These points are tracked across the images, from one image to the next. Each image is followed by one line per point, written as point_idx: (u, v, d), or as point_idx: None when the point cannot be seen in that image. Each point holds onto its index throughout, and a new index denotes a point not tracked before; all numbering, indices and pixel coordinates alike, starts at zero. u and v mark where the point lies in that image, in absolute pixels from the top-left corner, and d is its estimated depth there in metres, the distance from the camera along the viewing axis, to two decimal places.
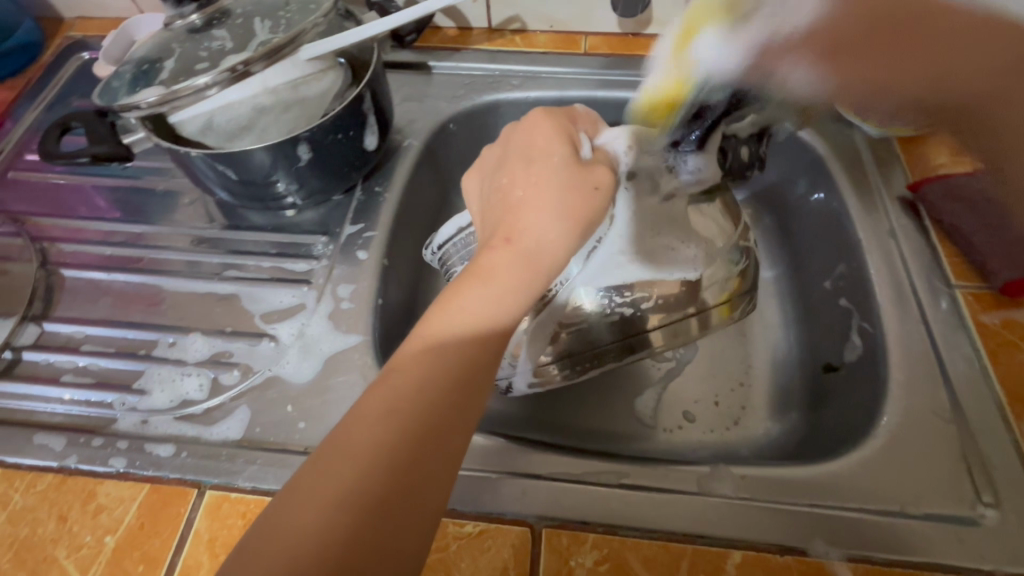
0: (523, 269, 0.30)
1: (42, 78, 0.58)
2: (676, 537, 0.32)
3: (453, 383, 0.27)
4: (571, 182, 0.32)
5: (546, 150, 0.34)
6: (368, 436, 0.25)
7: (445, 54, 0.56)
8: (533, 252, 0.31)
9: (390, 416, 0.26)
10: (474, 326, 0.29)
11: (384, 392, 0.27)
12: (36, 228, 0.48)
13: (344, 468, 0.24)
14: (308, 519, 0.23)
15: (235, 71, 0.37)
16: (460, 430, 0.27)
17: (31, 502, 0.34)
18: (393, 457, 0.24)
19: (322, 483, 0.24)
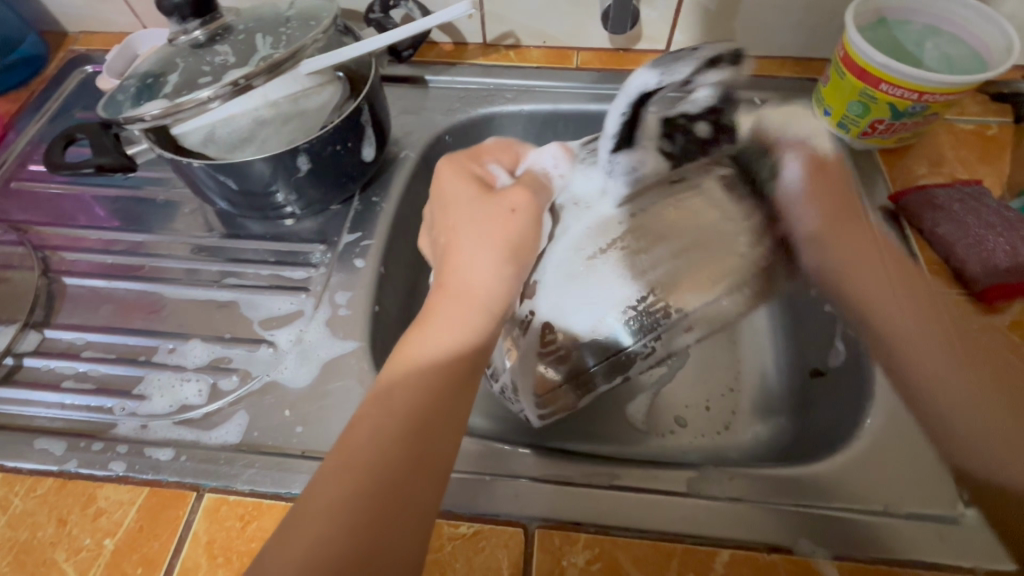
0: (466, 310, 0.32)
1: (45, 91, 0.59)
2: (665, 537, 0.33)
3: (410, 427, 0.28)
4: (482, 223, 0.34)
5: (455, 195, 0.37)
6: (332, 497, 0.26)
7: (441, 68, 0.58)
8: (462, 290, 0.32)
9: (348, 474, 0.27)
10: (429, 352, 0.31)
11: (342, 450, 0.28)
12: (37, 237, 0.49)
13: (310, 533, 0.25)
14: None
15: (237, 85, 0.39)
16: (426, 471, 0.28)
17: (32, 505, 0.35)
18: (357, 517, 0.26)
19: (293, 547, 0.25)
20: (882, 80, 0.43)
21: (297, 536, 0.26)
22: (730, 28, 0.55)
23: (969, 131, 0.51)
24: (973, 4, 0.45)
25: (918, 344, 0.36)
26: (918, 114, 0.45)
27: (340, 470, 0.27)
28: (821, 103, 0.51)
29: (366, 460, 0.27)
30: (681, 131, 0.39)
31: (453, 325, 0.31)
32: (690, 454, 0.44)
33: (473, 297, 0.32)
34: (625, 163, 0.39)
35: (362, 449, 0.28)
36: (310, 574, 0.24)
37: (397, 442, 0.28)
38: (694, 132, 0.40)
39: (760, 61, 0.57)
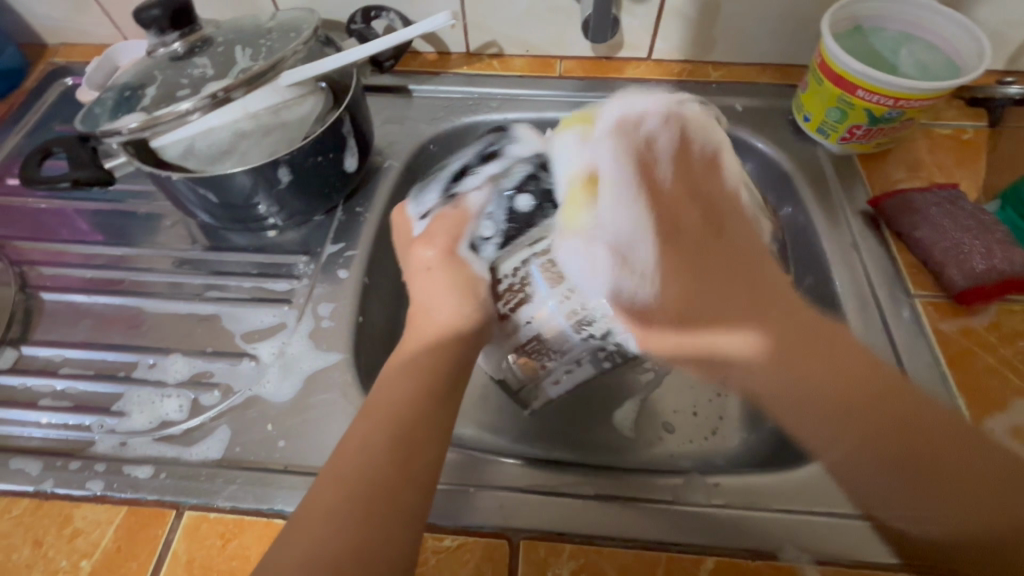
0: (436, 348, 0.34)
1: (24, 103, 0.59)
2: (651, 546, 0.33)
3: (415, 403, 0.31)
4: (438, 286, 0.36)
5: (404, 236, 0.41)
6: (348, 470, 0.28)
7: (425, 77, 0.58)
8: (423, 334, 0.35)
9: (365, 448, 0.29)
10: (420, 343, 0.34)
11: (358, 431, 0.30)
12: (15, 252, 0.48)
13: (320, 514, 0.27)
14: (301, 553, 0.25)
15: (216, 97, 0.39)
16: (432, 439, 0.30)
17: (6, 527, 0.34)
18: (372, 482, 0.28)
19: (312, 520, 0.27)
20: (860, 87, 0.44)
21: (314, 513, 0.27)
22: (710, 36, 0.56)
23: (946, 135, 0.51)
24: (954, 16, 0.46)
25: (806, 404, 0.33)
26: (894, 120, 0.46)
27: (330, 497, 0.27)
28: (800, 108, 0.51)
29: (376, 437, 0.29)
30: (501, 209, 0.38)
31: (423, 359, 0.33)
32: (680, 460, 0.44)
33: (439, 336, 0.34)
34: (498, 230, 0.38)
35: (350, 472, 0.28)
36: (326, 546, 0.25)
37: (383, 462, 0.28)
38: (514, 209, 0.38)
39: (742, 68, 0.57)
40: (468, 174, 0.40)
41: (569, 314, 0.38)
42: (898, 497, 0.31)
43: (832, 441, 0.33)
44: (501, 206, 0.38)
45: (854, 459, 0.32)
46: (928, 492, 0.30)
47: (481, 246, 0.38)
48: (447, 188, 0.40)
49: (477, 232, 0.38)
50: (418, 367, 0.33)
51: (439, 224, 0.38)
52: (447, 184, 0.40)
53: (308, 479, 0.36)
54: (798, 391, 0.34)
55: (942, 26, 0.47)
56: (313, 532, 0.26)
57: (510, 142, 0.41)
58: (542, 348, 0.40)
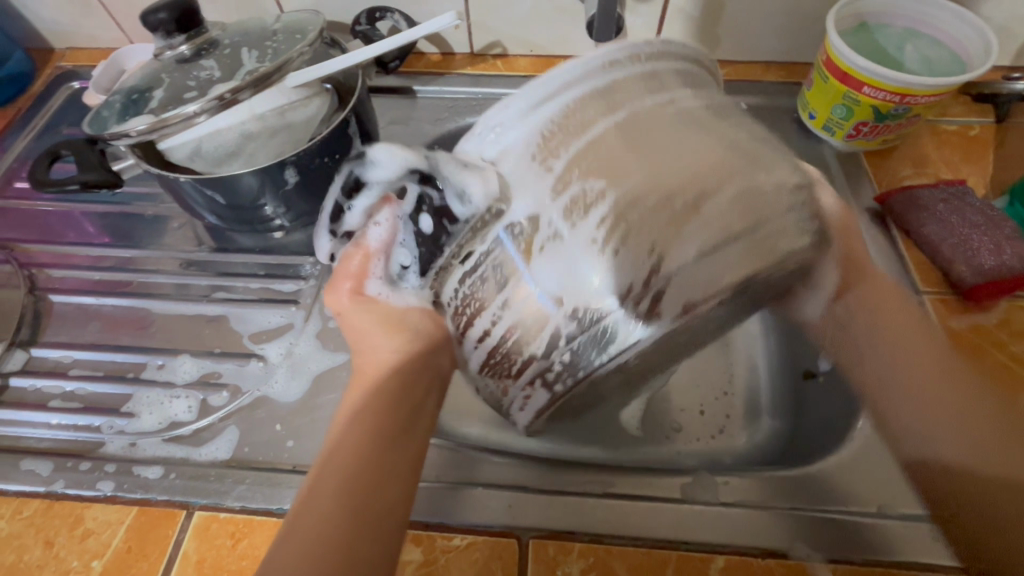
0: (386, 379, 0.33)
1: (32, 107, 0.59)
2: (661, 544, 0.33)
3: (381, 421, 0.31)
4: (372, 323, 0.36)
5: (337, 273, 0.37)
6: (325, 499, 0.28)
7: (429, 78, 0.58)
8: (368, 374, 0.34)
9: (336, 473, 0.29)
10: (366, 385, 0.33)
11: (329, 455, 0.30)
12: (24, 254, 0.49)
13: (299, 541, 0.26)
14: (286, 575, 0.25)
15: (222, 99, 0.39)
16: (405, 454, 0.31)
17: (18, 528, 0.34)
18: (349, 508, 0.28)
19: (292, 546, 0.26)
20: (866, 84, 0.44)
21: (294, 535, 0.27)
22: (714, 34, 0.56)
23: (952, 131, 0.51)
24: (961, 14, 0.46)
25: (937, 400, 0.34)
26: (901, 116, 0.46)
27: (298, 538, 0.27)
28: (806, 106, 0.51)
29: (346, 459, 0.29)
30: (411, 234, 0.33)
31: (377, 389, 0.33)
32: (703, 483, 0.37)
33: (380, 375, 0.34)
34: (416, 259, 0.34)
35: (328, 494, 0.28)
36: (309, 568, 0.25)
37: (357, 482, 0.28)
38: (421, 230, 0.33)
39: (746, 66, 0.57)
40: (346, 211, 0.34)
41: (532, 309, 0.28)
42: (958, 451, 0.33)
43: (932, 410, 0.34)
44: (408, 230, 0.34)
45: (969, 435, 0.33)
46: (989, 451, 0.32)
47: (404, 280, 0.35)
48: (340, 227, 0.36)
49: (396, 263, 0.35)
50: (369, 398, 0.32)
51: (360, 267, 0.36)
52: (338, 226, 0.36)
53: None
54: (932, 396, 0.34)
55: (948, 24, 0.47)
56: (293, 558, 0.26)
57: (363, 166, 0.31)
58: (502, 364, 0.30)
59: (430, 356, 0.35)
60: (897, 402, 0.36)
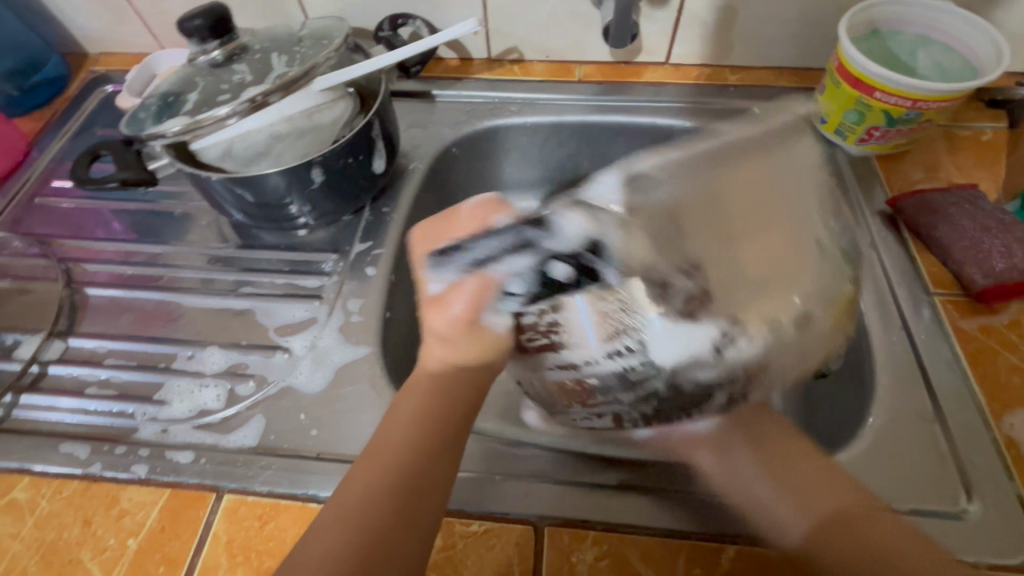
0: (441, 398, 0.35)
1: (67, 110, 0.61)
2: (672, 534, 0.34)
3: (427, 435, 0.33)
4: (457, 347, 0.34)
5: (438, 329, 0.34)
6: (356, 502, 0.31)
7: (448, 83, 0.60)
8: (438, 390, 0.35)
9: (372, 482, 0.31)
10: (429, 402, 0.34)
11: (370, 465, 0.32)
12: (61, 249, 0.51)
13: (326, 546, 0.29)
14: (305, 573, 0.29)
15: (254, 101, 0.41)
16: (441, 477, 0.32)
17: (57, 507, 0.36)
18: (378, 518, 0.30)
19: (315, 550, 0.29)
20: (877, 88, 0.45)
21: (321, 535, 0.30)
22: (727, 41, 0.57)
23: (965, 136, 0.52)
24: (995, 38, 0.45)
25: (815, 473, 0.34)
26: (912, 120, 0.46)
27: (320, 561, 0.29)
28: (818, 111, 0.52)
29: (383, 464, 0.32)
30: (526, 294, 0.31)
31: (414, 416, 0.34)
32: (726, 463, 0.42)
33: (452, 394, 0.35)
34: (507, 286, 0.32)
35: (360, 498, 0.31)
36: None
37: (390, 488, 0.31)
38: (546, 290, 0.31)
39: (758, 72, 0.58)
40: (494, 238, 0.29)
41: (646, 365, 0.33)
42: None
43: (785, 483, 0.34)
44: (530, 278, 0.29)
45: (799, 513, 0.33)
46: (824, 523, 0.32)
47: (500, 307, 0.32)
48: (465, 249, 0.30)
49: (497, 305, 0.32)
50: (411, 426, 0.33)
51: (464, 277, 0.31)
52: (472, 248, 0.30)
53: (342, 464, 0.37)
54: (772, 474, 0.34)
55: (970, 36, 0.47)
56: (311, 561, 0.29)
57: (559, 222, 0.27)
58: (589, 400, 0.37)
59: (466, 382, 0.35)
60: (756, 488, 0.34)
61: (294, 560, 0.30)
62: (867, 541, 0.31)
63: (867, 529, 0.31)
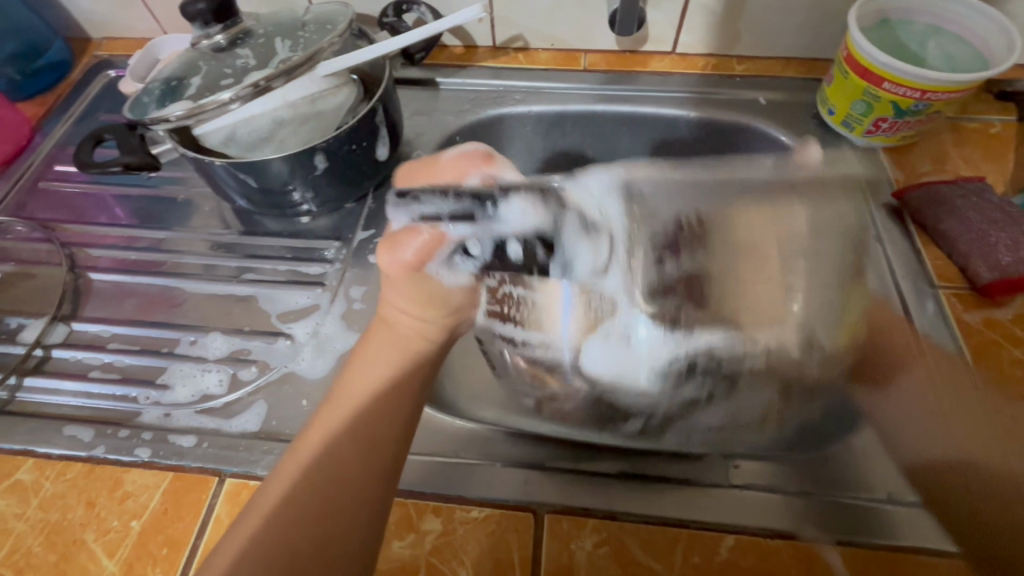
0: (394, 364, 0.36)
1: (70, 95, 0.61)
2: (672, 522, 0.34)
3: (380, 396, 0.34)
4: (410, 301, 0.37)
5: (395, 277, 0.36)
6: (308, 461, 0.31)
7: (452, 71, 0.59)
8: (392, 354, 0.36)
9: (327, 444, 0.32)
10: (383, 367, 0.35)
11: (324, 426, 0.33)
12: (64, 234, 0.51)
13: (280, 503, 0.30)
14: (259, 531, 0.29)
15: (257, 86, 0.40)
16: (394, 435, 0.33)
17: (62, 488, 0.36)
18: (331, 476, 0.31)
19: (268, 507, 0.30)
20: (886, 79, 0.44)
21: (274, 494, 0.31)
22: (735, 30, 0.56)
23: (973, 129, 0.51)
24: (1007, 29, 0.45)
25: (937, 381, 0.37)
26: (921, 112, 0.46)
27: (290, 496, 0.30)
28: (825, 102, 0.52)
29: (337, 426, 0.33)
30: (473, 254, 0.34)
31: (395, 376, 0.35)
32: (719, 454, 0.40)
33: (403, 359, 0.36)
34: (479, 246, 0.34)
35: (313, 456, 0.32)
36: (280, 531, 0.29)
37: (344, 449, 0.32)
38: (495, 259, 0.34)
39: (765, 62, 0.58)
40: (443, 198, 0.30)
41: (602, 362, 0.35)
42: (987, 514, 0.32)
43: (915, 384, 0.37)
44: (479, 247, 0.33)
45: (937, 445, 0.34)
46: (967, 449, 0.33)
47: (457, 263, 0.35)
48: (415, 195, 0.31)
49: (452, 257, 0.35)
50: (364, 390, 0.34)
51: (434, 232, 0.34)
52: (420, 198, 0.30)
53: None
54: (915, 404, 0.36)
55: (982, 27, 0.46)
56: (265, 519, 0.30)
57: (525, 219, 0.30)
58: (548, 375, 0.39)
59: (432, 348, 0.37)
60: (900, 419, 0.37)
61: (247, 519, 0.30)
62: (986, 437, 0.33)
63: (981, 419, 0.35)
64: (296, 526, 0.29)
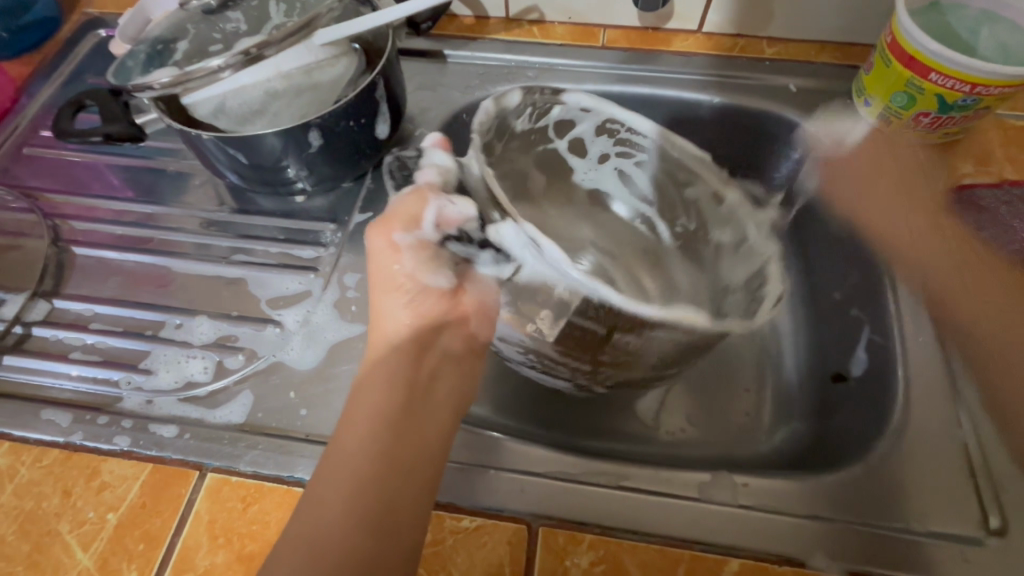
0: (413, 335, 0.37)
1: (58, 54, 0.58)
2: (673, 542, 0.32)
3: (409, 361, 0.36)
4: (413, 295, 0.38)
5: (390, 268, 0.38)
6: (367, 431, 0.32)
7: (461, 43, 0.56)
8: (405, 335, 0.37)
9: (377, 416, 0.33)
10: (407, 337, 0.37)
11: (370, 396, 0.34)
12: (49, 204, 0.49)
13: (345, 477, 0.30)
14: (333, 503, 0.30)
15: (248, 54, 0.38)
16: (433, 399, 0.35)
17: (37, 476, 0.35)
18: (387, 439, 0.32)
19: (332, 482, 0.30)
20: (931, 70, 0.41)
21: (337, 469, 0.31)
22: (767, 9, 0.52)
23: (1021, 128, 0.48)
24: None
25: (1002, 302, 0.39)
26: (968, 107, 0.42)
27: (308, 533, 0.29)
28: (861, 92, 0.48)
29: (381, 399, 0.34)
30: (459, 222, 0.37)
31: (390, 383, 0.35)
32: (682, 449, 0.44)
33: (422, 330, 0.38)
34: (557, 114, 0.43)
35: (366, 428, 0.32)
36: (356, 498, 0.30)
37: (395, 417, 0.33)
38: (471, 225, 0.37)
39: (798, 45, 0.54)
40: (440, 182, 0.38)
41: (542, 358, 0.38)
42: None
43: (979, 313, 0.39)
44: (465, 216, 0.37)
45: None
46: None
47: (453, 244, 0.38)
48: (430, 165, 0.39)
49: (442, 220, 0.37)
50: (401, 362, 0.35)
51: (393, 216, 0.37)
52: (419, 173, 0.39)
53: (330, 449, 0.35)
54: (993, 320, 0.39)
55: None
56: (334, 496, 0.30)
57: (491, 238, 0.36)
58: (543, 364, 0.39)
59: (434, 335, 0.38)
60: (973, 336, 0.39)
61: (309, 501, 0.30)
62: None
63: None
64: (364, 492, 0.30)
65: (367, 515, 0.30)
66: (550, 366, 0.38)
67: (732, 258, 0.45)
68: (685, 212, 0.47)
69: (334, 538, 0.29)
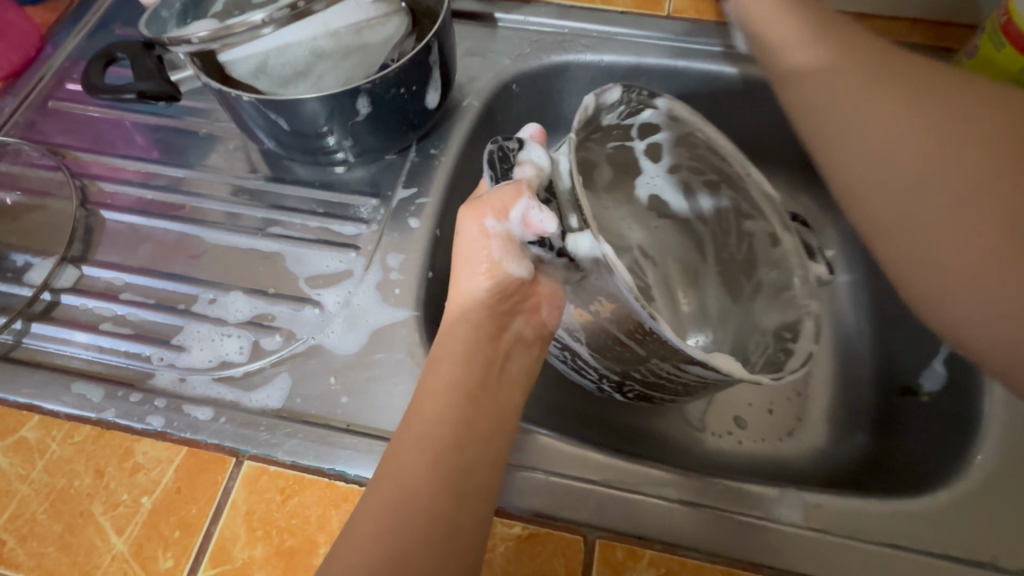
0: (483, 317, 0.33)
1: (85, 1, 0.55)
2: (740, 565, 0.30)
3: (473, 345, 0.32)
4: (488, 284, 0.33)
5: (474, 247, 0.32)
6: (436, 410, 0.30)
7: (513, 5, 0.51)
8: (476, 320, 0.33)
9: (445, 401, 0.30)
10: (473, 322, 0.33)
11: (440, 376, 0.31)
12: (77, 163, 0.46)
13: (416, 458, 0.28)
14: (400, 487, 0.27)
15: (294, 7, 0.34)
16: (500, 388, 0.32)
17: (69, 453, 0.33)
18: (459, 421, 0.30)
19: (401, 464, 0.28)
20: None
21: (405, 448, 0.29)
22: None
23: None
24: None
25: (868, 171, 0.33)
26: None
27: (387, 504, 0.27)
28: None
29: (449, 378, 0.31)
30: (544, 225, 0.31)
31: (467, 358, 0.31)
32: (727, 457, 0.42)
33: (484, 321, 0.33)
34: (647, 116, 0.40)
35: (435, 408, 0.30)
36: (426, 480, 0.28)
37: (467, 398, 0.30)
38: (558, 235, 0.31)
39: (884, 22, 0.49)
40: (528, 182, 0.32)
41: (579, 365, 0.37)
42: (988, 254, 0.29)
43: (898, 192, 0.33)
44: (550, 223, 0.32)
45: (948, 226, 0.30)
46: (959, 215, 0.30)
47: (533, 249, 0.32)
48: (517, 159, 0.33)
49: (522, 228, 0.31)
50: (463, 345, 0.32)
51: (487, 201, 0.31)
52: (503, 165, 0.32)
53: (373, 441, 0.33)
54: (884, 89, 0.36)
55: None
56: (401, 483, 0.28)
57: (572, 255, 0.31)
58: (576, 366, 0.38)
59: (508, 318, 0.34)
60: (856, 160, 0.36)
61: (375, 486, 0.28)
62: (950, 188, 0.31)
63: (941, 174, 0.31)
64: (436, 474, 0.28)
65: (438, 502, 0.27)
66: (579, 365, 0.38)
67: (771, 300, 0.41)
68: (739, 241, 0.43)
69: (400, 532, 0.26)
